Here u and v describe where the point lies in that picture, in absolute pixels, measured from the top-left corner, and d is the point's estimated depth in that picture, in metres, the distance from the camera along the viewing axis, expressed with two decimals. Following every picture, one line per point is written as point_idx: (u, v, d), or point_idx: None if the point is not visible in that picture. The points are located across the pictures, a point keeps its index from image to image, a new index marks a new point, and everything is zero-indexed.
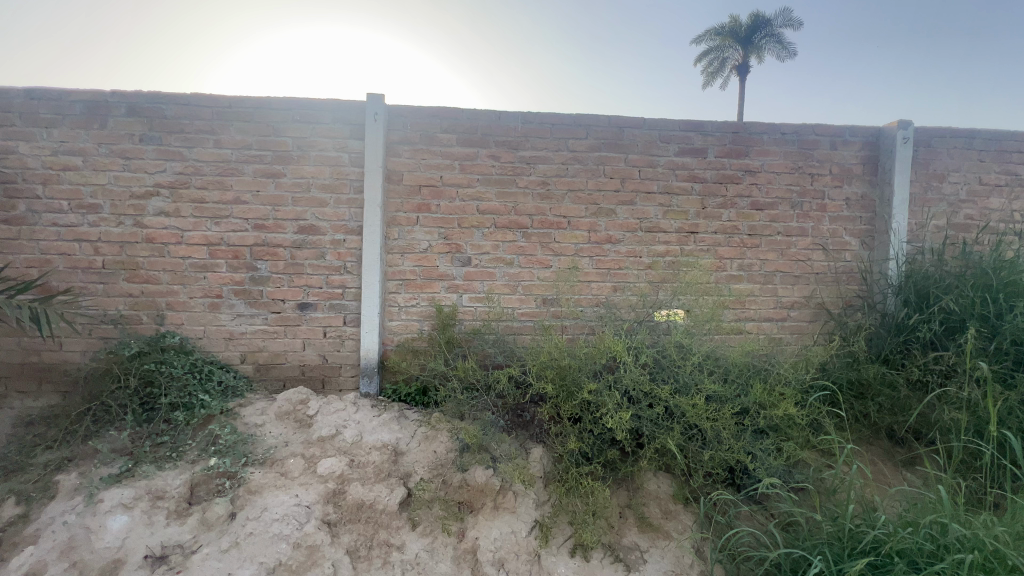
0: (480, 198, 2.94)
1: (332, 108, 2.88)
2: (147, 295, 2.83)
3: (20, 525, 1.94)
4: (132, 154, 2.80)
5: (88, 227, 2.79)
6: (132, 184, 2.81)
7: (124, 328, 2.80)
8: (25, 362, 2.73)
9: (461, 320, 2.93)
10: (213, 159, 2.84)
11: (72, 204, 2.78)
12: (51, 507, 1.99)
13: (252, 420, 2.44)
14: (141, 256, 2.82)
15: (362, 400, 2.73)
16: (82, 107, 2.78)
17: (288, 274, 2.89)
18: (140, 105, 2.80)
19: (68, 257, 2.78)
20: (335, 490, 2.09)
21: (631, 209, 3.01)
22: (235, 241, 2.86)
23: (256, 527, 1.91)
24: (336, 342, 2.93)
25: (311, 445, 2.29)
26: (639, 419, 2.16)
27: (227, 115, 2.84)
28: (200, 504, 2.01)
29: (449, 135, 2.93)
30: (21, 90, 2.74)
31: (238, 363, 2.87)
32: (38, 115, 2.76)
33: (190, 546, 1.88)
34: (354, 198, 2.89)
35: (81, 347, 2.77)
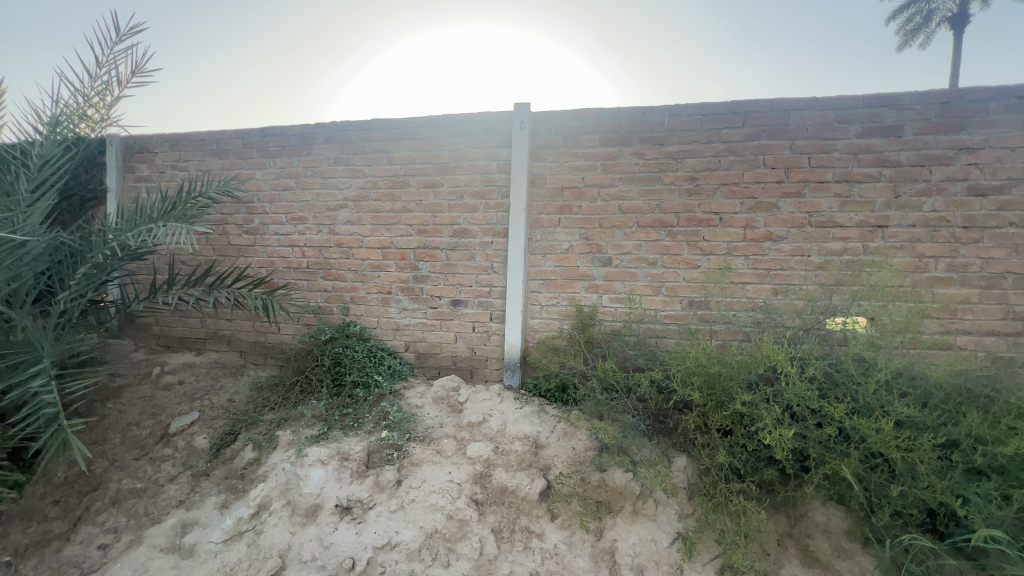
0: (622, 197, 2.90)
1: (483, 120, 3.12)
2: (337, 290, 3.41)
3: (255, 465, 2.49)
4: (329, 174, 3.41)
5: (298, 235, 3.47)
6: (328, 199, 3.41)
7: (321, 317, 3.42)
8: (257, 341, 3.51)
9: (601, 320, 2.93)
10: (387, 174, 3.30)
11: (288, 217, 3.49)
12: (273, 455, 2.51)
13: (414, 402, 2.78)
14: (334, 258, 3.41)
15: (506, 393, 2.91)
16: (296, 138, 3.47)
17: (444, 274, 3.22)
18: (335, 133, 3.39)
19: (285, 259, 3.50)
20: (482, 472, 2.28)
21: (797, 201, 2.66)
22: (402, 244, 3.29)
23: (417, 495, 2.18)
24: (483, 337, 3.17)
25: (462, 428, 2.52)
26: (805, 439, 1.91)
27: (398, 135, 3.28)
28: (375, 469, 2.35)
29: (592, 136, 2.95)
30: (258, 130, 3.53)
31: (403, 351, 3.29)
32: (268, 148, 3.52)
33: (367, 502, 2.20)
34: (501, 202, 3.09)
35: (292, 331, 3.46)
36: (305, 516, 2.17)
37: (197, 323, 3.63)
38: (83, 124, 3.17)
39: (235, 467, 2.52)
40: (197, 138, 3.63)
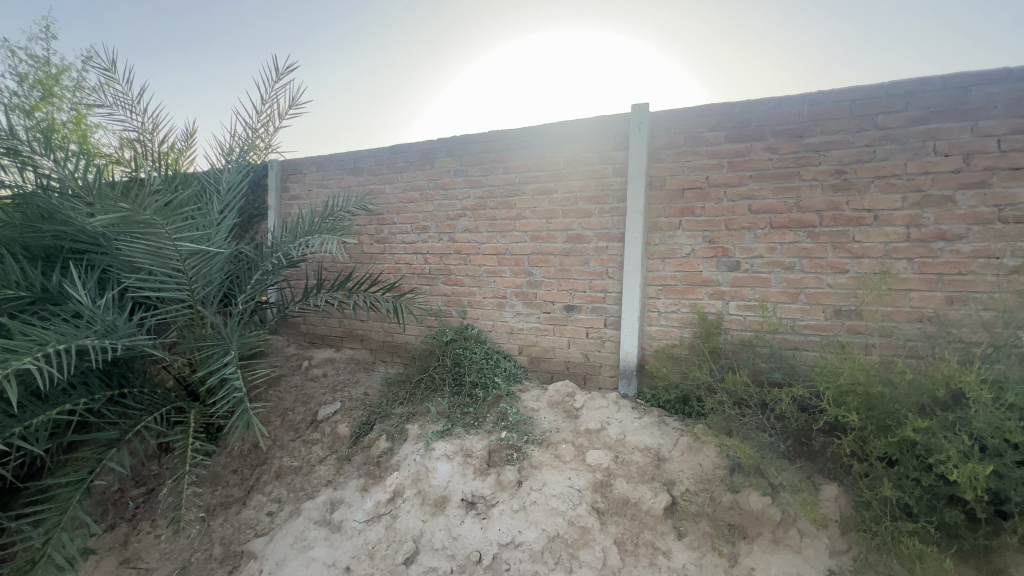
0: (753, 196, 2.68)
1: (598, 124, 3.10)
2: (456, 295, 3.61)
3: (388, 455, 2.70)
4: (449, 186, 3.63)
5: (421, 243, 3.75)
6: (449, 209, 3.63)
7: (441, 320, 3.64)
8: (386, 340, 3.85)
9: (727, 329, 2.73)
10: (503, 183, 3.42)
11: (413, 227, 3.78)
12: (404, 446, 2.71)
13: (531, 405, 2.84)
14: (453, 265, 3.62)
15: (621, 401, 2.85)
16: (420, 154, 3.75)
17: (557, 279, 3.24)
18: (455, 147, 3.61)
19: (410, 266, 3.80)
20: (602, 481, 2.25)
21: (981, 193, 2.24)
22: (517, 250, 3.38)
23: (538, 497, 2.21)
24: (597, 343, 3.13)
25: (581, 435, 2.51)
26: (1003, 479, 1.59)
27: (514, 145, 3.38)
28: (496, 468, 2.44)
29: (717, 133, 2.77)
30: (388, 148, 3.88)
31: (516, 354, 3.38)
32: (396, 164, 3.85)
33: (490, 499, 2.29)
34: (617, 207, 3.04)
35: (416, 332, 3.74)
36: (434, 506, 2.30)
37: (337, 323, 4.08)
38: (249, 152, 3.63)
39: (372, 455, 2.75)
40: (338, 159, 4.09)
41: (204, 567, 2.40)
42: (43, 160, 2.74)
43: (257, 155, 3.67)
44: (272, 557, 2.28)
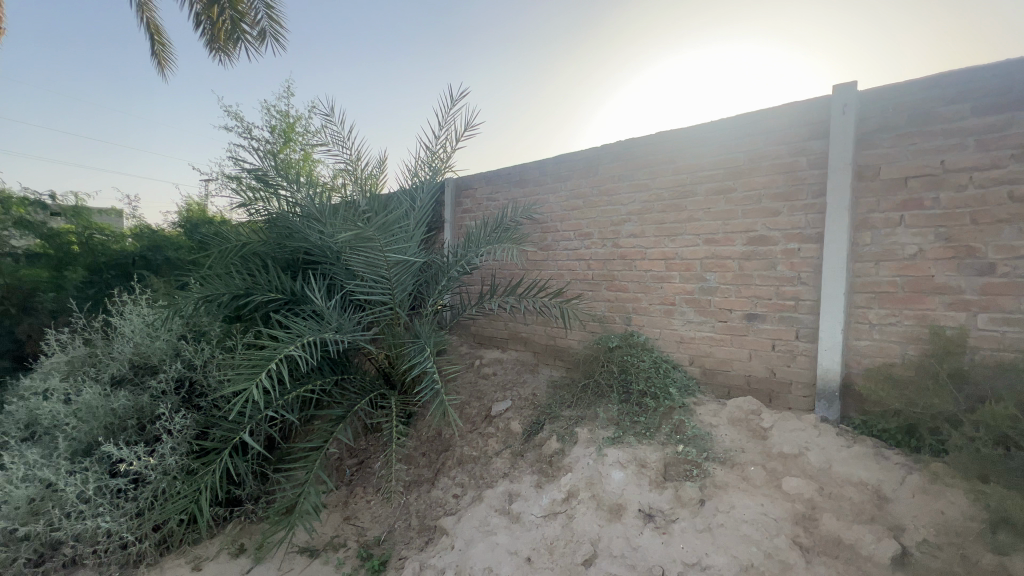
0: (1016, 181, 2.12)
1: (789, 112, 2.78)
2: (620, 301, 3.56)
3: (560, 455, 2.78)
4: (613, 191, 3.61)
5: (585, 249, 3.78)
6: (613, 215, 3.61)
7: (604, 326, 3.62)
8: (549, 344, 3.97)
9: (974, 349, 2.21)
10: (672, 184, 3.29)
11: (576, 234, 3.84)
12: (576, 448, 2.77)
13: (708, 420, 2.66)
14: (617, 270, 3.58)
15: (820, 424, 2.50)
16: (585, 161, 3.81)
17: (736, 284, 2.98)
18: (620, 152, 3.58)
19: (573, 271, 3.86)
20: (805, 514, 2.00)
21: None
22: (688, 254, 3.20)
23: (726, 520, 2.05)
24: (786, 357, 2.79)
25: (772, 458, 2.31)
26: None
27: (685, 144, 3.23)
28: (673, 482, 2.34)
29: (957, 106, 2.26)
30: (552, 160, 4.02)
31: (687, 365, 3.19)
32: (560, 173, 3.97)
33: (670, 514, 2.19)
34: (813, 203, 2.68)
35: (579, 337, 3.76)
36: (609, 513, 2.30)
37: (502, 326, 4.34)
38: (430, 172, 4.08)
39: (544, 453, 2.86)
40: (505, 173, 4.38)
41: (405, 534, 2.76)
42: (280, 186, 3.52)
43: (436, 174, 4.11)
44: (460, 536, 2.51)
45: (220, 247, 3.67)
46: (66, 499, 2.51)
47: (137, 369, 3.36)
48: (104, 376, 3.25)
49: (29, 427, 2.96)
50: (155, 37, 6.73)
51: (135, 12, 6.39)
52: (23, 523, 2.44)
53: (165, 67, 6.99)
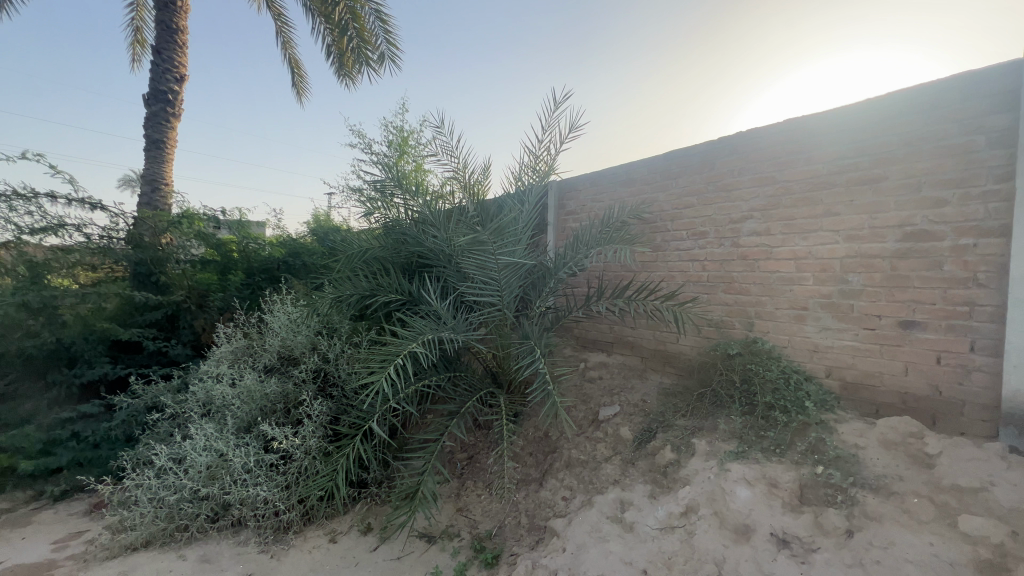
0: None
1: (962, 84, 2.39)
2: (740, 305, 3.26)
3: (676, 466, 2.64)
4: (733, 186, 3.33)
5: (698, 249, 3.52)
6: (732, 211, 3.33)
7: (722, 331, 3.34)
8: (658, 348, 3.72)
9: None
10: (804, 176, 2.96)
11: (688, 233, 3.58)
12: (693, 461, 2.61)
13: (853, 440, 2.35)
14: (736, 271, 3.28)
15: (1009, 455, 2.07)
16: (699, 157, 3.57)
17: (887, 287, 2.59)
18: (741, 144, 3.32)
19: (685, 273, 3.59)
20: (992, 561, 1.67)
21: None
22: (824, 253, 2.85)
23: (883, 557, 1.79)
24: (957, 373, 2.37)
25: (942, 491, 1.98)
26: None
27: (821, 130, 2.90)
28: (812, 507, 2.10)
29: None
30: (662, 157, 3.82)
31: (823, 377, 2.83)
32: (671, 171, 3.75)
33: (809, 542, 1.97)
34: (996, 189, 2.25)
35: (692, 343, 3.49)
36: (735, 533, 2.13)
37: (607, 328, 4.19)
38: (533, 177, 4.07)
39: (658, 463, 2.74)
40: (611, 174, 4.24)
41: (515, 531, 2.81)
42: (394, 194, 3.86)
43: (538, 178, 4.07)
44: (572, 539, 2.49)
45: (348, 251, 4.04)
46: (234, 468, 2.93)
47: (283, 359, 3.83)
48: (259, 364, 3.75)
49: (204, 405, 3.51)
50: (295, 70, 7.70)
51: (279, 49, 7.37)
52: (204, 485, 2.90)
53: (303, 95, 7.96)
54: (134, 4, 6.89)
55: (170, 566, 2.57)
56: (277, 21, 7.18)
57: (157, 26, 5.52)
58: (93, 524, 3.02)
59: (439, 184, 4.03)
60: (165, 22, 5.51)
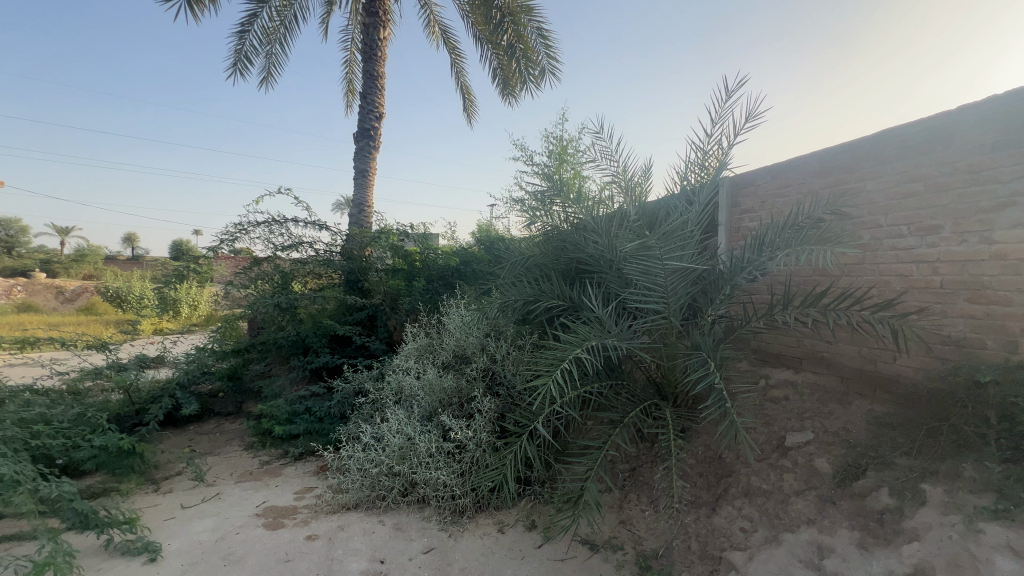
0: None
1: None
2: (994, 318, 2.52)
3: (897, 515, 2.16)
4: (982, 166, 2.60)
5: (926, 248, 2.81)
6: (981, 199, 2.60)
7: (967, 352, 2.61)
8: (864, 368, 3.07)
9: None
10: None
11: (911, 228, 2.89)
12: (923, 512, 2.11)
13: None
14: (988, 275, 2.55)
15: None
16: (926, 133, 2.87)
17: None
18: (993, 111, 2.58)
19: (905, 278, 2.90)
20: None
21: None
22: None
23: None
24: None
25: None
26: None
27: None
28: None
29: None
30: (871, 137, 3.16)
31: None
32: (884, 154, 3.08)
33: None
34: None
35: (916, 364, 2.82)
36: None
37: (794, 341, 3.52)
38: (702, 175, 3.75)
39: (869, 508, 2.28)
40: (798, 162, 3.60)
41: (685, 556, 2.62)
42: (553, 203, 3.99)
43: (708, 175, 3.74)
44: None
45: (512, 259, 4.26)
46: (420, 452, 3.33)
47: (457, 358, 4.22)
48: (437, 361, 4.20)
49: (395, 393, 4.06)
50: (467, 96, 8.51)
51: (454, 79, 8.23)
52: (397, 463, 3.34)
53: (473, 117, 8.75)
54: (348, 60, 8.43)
55: (373, 528, 3.03)
56: (453, 55, 8.05)
57: (364, 75, 6.66)
58: (319, 482, 3.73)
59: (597, 189, 3.98)
60: (370, 71, 6.63)
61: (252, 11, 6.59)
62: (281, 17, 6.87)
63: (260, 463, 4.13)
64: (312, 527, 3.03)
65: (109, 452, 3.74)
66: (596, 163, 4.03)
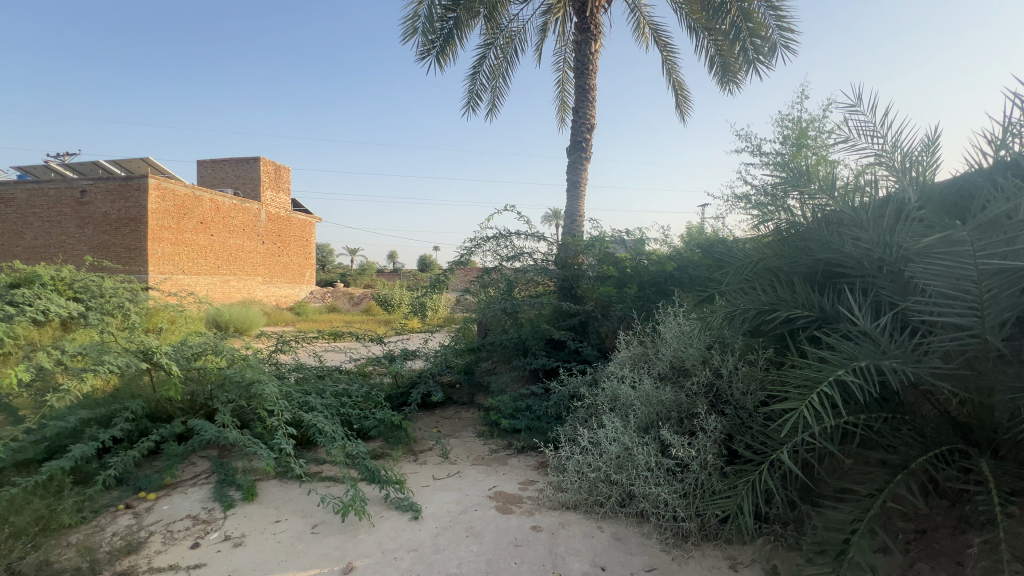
0: None
1: None
2: None
3: None
4: None
5: None
6: None
7: None
8: None
9: None
10: None
11: None
12: None
13: None
14: None
15: None
16: None
17: None
18: None
19: None
20: None
21: None
22: None
23: None
24: None
25: None
26: None
27: None
28: None
29: None
30: None
31: None
32: None
33: None
34: None
35: None
36: None
37: None
38: None
39: None
40: None
41: None
42: (789, 195, 3.46)
43: None
44: None
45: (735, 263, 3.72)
46: (639, 464, 3.23)
47: (675, 369, 3.96)
48: (653, 371, 4.01)
49: (610, 401, 4.03)
50: (679, 91, 8.07)
51: (666, 78, 7.91)
52: (614, 472, 3.30)
53: (685, 113, 8.24)
54: (560, 80, 8.95)
55: (593, 532, 3.05)
56: (664, 52, 7.74)
57: (577, 91, 6.94)
58: (540, 476, 3.98)
59: (853, 174, 3.25)
60: (582, 86, 6.87)
61: (482, 54, 7.59)
62: (504, 53, 7.72)
63: (489, 450, 4.64)
64: (537, 518, 3.25)
65: (385, 423, 4.74)
66: (850, 143, 3.13)
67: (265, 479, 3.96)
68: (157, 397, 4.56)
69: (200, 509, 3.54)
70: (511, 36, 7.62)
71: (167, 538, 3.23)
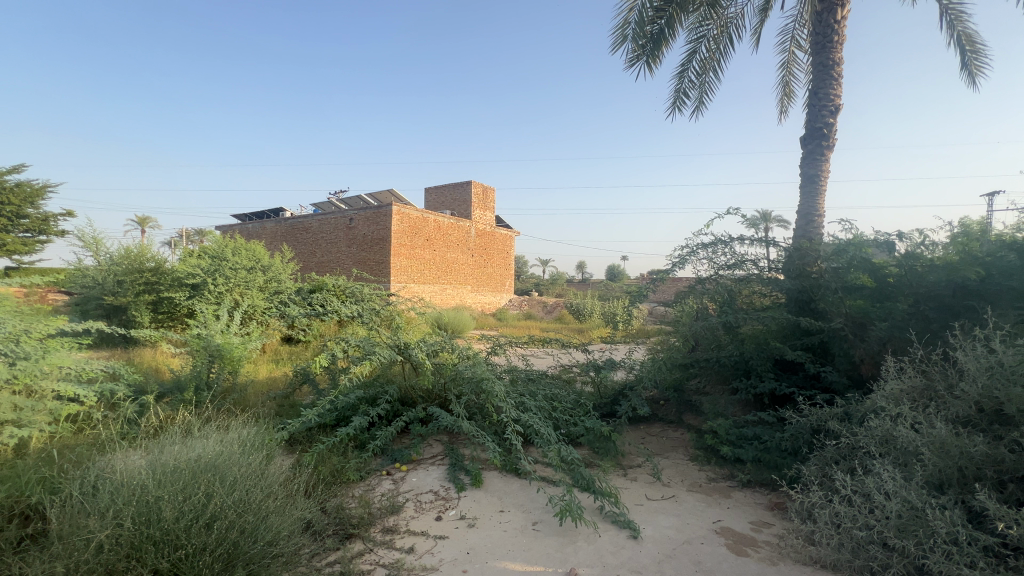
0: None
1: None
2: None
3: None
4: None
5: None
6: None
7: None
8: None
9: None
10: None
11: None
12: None
13: None
14: None
15: None
16: None
17: None
18: None
19: None
20: None
21: None
22: None
23: None
24: None
25: None
26: None
27: None
28: None
29: None
30: None
31: None
32: None
33: None
34: None
35: None
36: None
37: None
38: None
39: None
40: None
41: None
42: None
43: None
44: None
45: None
46: (937, 532, 2.47)
47: (985, 414, 2.95)
48: (947, 412, 3.06)
49: (878, 442, 3.20)
50: (968, 47, 6.19)
51: (946, 31, 6.19)
52: (894, 536, 2.58)
53: (977, 72, 6.28)
54: (784, 62, 7.82)
55: None
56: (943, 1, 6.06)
57: (814, 69, 5.94)
58: (777, 520, 3.42)
59: None
60: (822, 63, 5.84)
61: (692, 49, 7.13)
62: (718, 44, 7.11)
63: (707, 478, 4.20)
64: (781, 571, 2.79)
65: (594, 432, 4.72)
66: None
67: (489, 468, 4.35)
68: (406, 385, 5.48)
69: (439, 486, 4.07)
70: (726, 24, 6.98)
71: (418, 506, 3.79)
